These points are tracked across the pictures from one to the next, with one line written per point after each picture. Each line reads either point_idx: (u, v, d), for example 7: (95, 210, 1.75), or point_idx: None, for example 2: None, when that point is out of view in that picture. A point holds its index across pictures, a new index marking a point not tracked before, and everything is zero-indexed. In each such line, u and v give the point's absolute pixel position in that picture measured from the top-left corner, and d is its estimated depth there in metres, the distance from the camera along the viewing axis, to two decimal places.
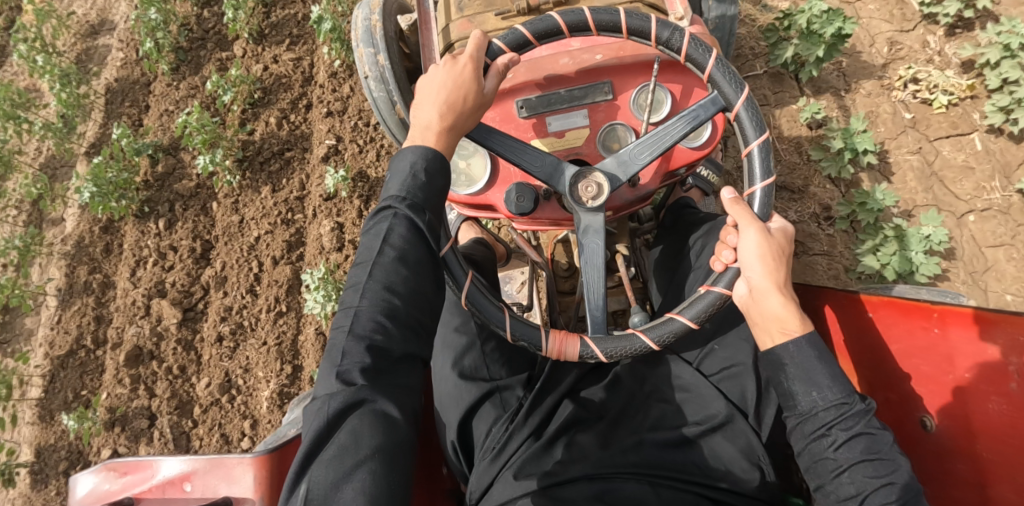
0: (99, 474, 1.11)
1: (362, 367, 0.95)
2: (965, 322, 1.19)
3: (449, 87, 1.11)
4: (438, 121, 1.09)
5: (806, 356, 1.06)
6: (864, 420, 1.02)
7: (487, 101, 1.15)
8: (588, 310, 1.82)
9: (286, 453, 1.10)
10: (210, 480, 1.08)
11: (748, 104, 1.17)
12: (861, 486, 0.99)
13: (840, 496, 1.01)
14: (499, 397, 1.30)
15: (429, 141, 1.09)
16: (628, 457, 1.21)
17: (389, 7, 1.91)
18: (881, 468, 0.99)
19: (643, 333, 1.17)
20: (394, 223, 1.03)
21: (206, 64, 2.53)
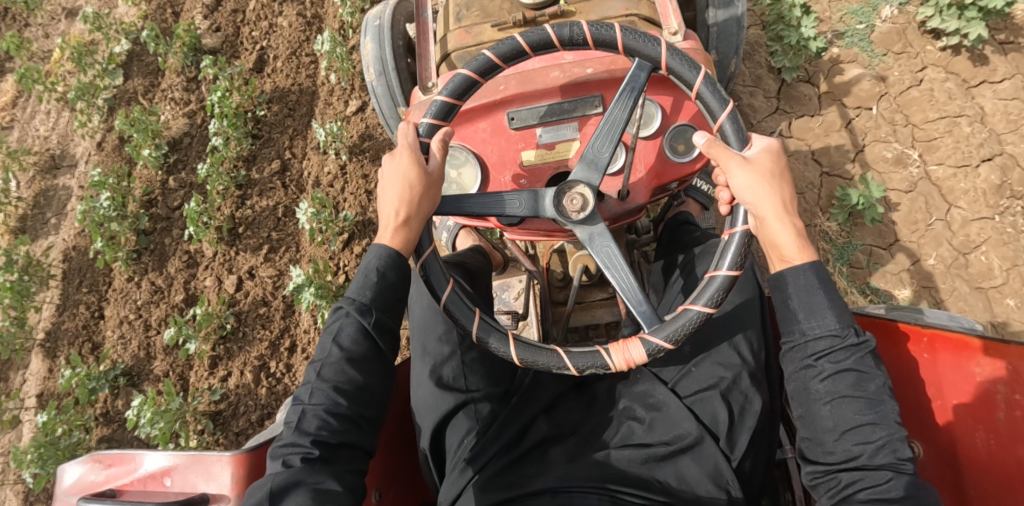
0: (86, 465, 1.14)
1: (304, 452, 1.05)
2: (955, 348, 1.17)
3: (395, 182, 1.18)
4: (394, 218, 1.18)
5: (808, 285, 1.06)
6: (855, 356, 1.02)
7: (437, 181, 1.19)
8: (581, 321, 1.81)
9: (263, 452, 1.12)
10: (189, 476, 1.10)
11: (673, 52, 1.17)
12: (851, 386, 1.01)
13: (834, 398, 1.02)
14: (472, 407, 1.31)
15: (389, 236, 1.19)
16: (595, 472, 1.20)
17: (396, 16, 1.94)
18: (867, 364, 1.02)
19: (652, 336, 1.12)
20: (346, 322, 1.16)
21: (170, 255, 2.46)
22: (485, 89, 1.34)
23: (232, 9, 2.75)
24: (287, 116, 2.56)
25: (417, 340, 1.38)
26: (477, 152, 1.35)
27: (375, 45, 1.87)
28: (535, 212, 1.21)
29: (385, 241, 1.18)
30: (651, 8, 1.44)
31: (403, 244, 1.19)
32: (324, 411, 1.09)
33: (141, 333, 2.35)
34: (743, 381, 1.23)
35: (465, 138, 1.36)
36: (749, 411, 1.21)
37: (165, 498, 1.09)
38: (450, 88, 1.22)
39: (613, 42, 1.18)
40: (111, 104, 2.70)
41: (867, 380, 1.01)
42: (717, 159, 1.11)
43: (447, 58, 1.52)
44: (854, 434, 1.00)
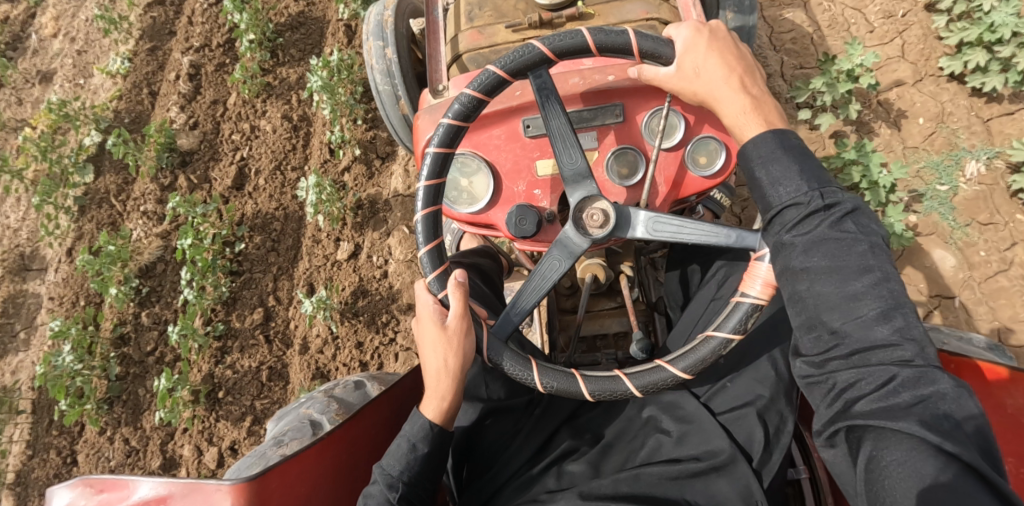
0: (76, 489, 1.08)
1: None
2: (982, 374, 1.15)
3: (432, 353, 1.16)
4: (441, 389, 1.17)
5: (772, 154, 1.02)
6: (830, 221, 0.95)
7: (467, 330, 1.15)
8: (590, 331, 1.76)
9: (267, 482, 1.07)
10: (187, 505, 1.04)
11: (545, 39, 1.12)
12: (846, 314, 0.92)
13: (825, 325, 0.94)
14: (495, 418, 1.29)
15: (431, 409, 1.18)
16: (618, 488, 1.16)
17: (401, 10, 1.87)
18: (869, 283, 0.92)
19: (669, 364, 1.09)
20: (372, 497, 1.12)
21: (145, 406, 2.36)
22: (501, 95, 1.28)
23: (210, 101, 2.68)
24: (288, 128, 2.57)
25: None
26: (490, 161, 1.29)
27: (379, 42, 1.79)
28: None
29: (428, 417, 1.17)
30: (672, 11, 1.38)
31: (447, 413, 1.17)
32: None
33: (121, 455, 2.30)
34: (777, 398, 1.18)
35: (477, 145, 1.30)
36: (783, 431, 1.15)
37: None
38: (431, 167, 1.18)
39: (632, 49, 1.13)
40: (82, 203, 2.67)
41: (869, 302, 0.91)
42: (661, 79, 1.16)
43: (458, 59, 1.44)
44: (855, 369, 0.91)
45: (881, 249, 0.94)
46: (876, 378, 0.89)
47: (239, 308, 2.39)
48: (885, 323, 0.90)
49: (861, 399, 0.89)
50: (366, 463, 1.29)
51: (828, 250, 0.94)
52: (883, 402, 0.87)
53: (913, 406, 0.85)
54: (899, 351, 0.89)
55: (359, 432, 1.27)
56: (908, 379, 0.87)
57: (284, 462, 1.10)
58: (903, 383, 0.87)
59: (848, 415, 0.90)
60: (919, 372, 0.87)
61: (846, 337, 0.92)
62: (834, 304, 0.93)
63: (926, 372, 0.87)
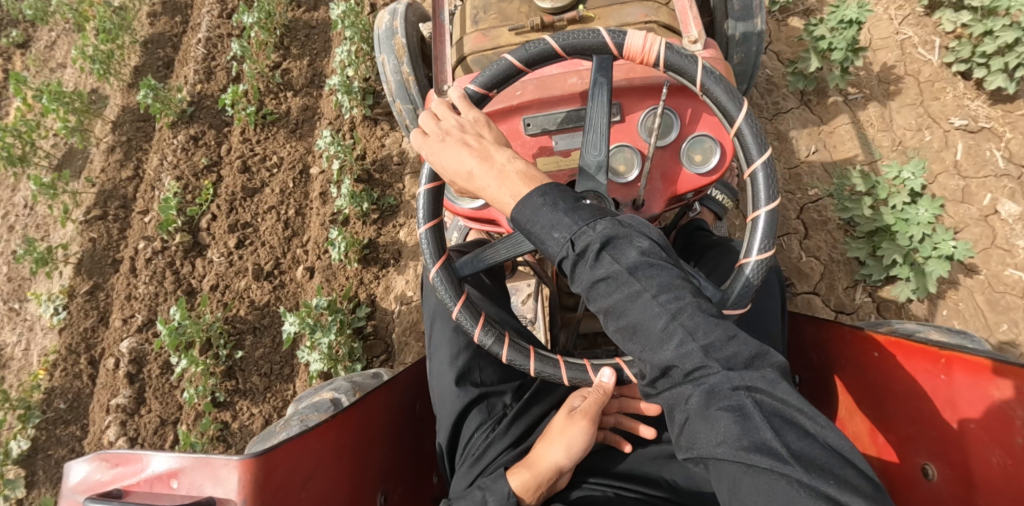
0: (92, 463, 1.14)
1: None
2: (974, 369, 1.14)
3: (558, 445, 1.17)
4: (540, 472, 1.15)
5: (535, 206, 1.00)
6: (602, 262, 0.94)
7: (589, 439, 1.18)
8: (589, 328, 1.79)
9: (272, 458, 1.11)
10: (196, 479, 1.09)
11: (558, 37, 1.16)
12: (654, 346, 0.91)
13: (646, 359, 0.92)
14: (487, 401, 1.31)
15: (518, 480, 1.14)
16: (617, 467, 1.24)
17: (411, 15, 1.94)
18: (648, 300, 0.91)
19: None
20: None
21: None
22: (503, 95, 1.33)
23: (154, 415, 2.20)
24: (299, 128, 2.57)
25: (431, 334, 1.40)
26: None
27: (389, 37, 1.86)
28: None
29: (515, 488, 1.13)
30: (671, 15, 1.43)
31: (534, 488, 1.14)
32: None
33: None
34: None
35: None
36: None
37: (171, 500, 1.09)
38: (432, 248, 1.23)
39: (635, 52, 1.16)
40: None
41: (651, 325, 0.91)
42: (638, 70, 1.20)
43: (463, 61, 1.51)
44: (671, 395, 0.90)
45: (638, 264, 0.93)
46: (683, 402, 0.89)
47: (239, 305, 2.30)
48: (669, 339, 0.90)
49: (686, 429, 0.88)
50: (367, 447, 1.34)
51: (607, 283, 0.94)
52: (699, 425, 0.87)
53: (716, 420, 0.85)
54: (709, 371, 0.87)
55: (362, 415, 1.32)
56: (710, 395, 0.86)
57: (289, 441, 1.15)
58: (708, 401, 0.86)
59: (682, 447, 0.89)
60: (713, 385, 0.86)
61: (648, 365, 0.92)
62: (633, 333, 0.93)
63: (719, 383, 0.86)
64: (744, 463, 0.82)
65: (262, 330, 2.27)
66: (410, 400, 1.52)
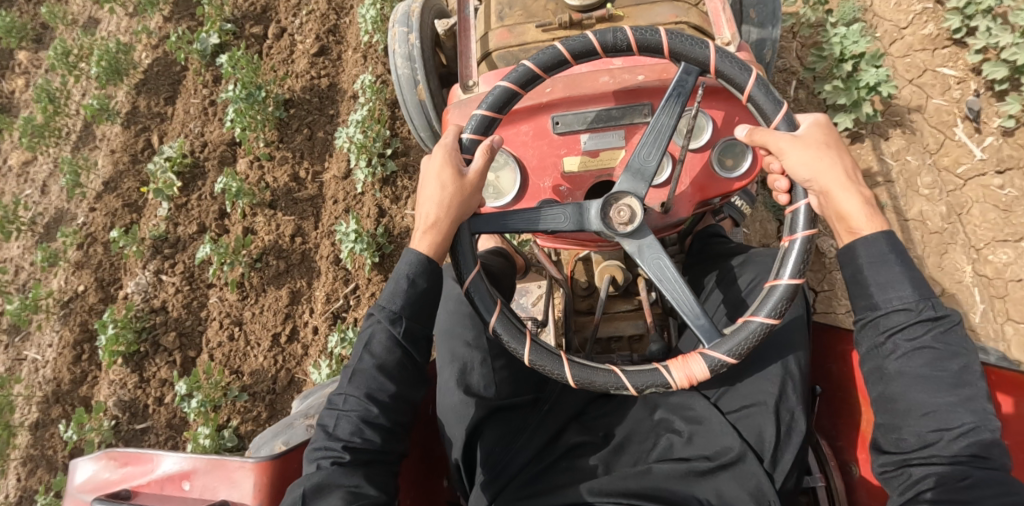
0: (100, 462, 1.09)
1: (335, 452, 1.05)
2: (1009, 385, 1.12)
3: (431, 194, 1.15)
4: (429, 220, 1.16)
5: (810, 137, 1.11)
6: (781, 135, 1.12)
7: (479, 186, 1.16)
8: (604, 333, 1.76)
9: (288, 460, 1.07)
10: (209, 481, 1.05)
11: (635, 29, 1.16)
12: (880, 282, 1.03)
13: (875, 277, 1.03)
14: (503, 416, 1.28)
15: (423, 243, 1.17)
16: (629, 485, 1.18)
17: (428, 11, 1.90)
18: (882, 253, 1.03)
19: (664, 368, 1.11)
20: (377, 329, 1.15)
21: None
22: (531, 92, 1.30)
23: None
24: (307, 116, 2.49)
25: (440, 349, 1.34)
26: (517, 156, 1.31)
27: (405, 28, 1.84)
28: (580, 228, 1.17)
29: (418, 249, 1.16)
30: (701, 16, 1.40)
31: (434, 251, 1.16)
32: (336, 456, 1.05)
33: None
34: (790, 398, 1.19)
35: (506, 140, 1.31)
36: (796, 431, 1.18)
37: (182, 503, 1.04)
38: (493, 100, 1.18)
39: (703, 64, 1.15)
40: None
41: (899, 288, 1.01)
42: (764, 145, 1.12)
43: (486, 57, 1.48)
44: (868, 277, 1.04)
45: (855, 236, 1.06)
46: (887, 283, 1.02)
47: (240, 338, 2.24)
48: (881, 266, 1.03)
49: (886, 364, 1.02)
50: None
51: (877, 267, 1.03)
52: (876, 268, 1.03)
53: (925, 375, 0.98)
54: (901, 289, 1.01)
55: None
56: (931, 342, 0.98)
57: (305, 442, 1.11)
58: (903, 334, 1.00)
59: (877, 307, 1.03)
60: (938, 330, 0.99)
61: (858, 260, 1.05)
62: (871, 292, 1.04)
63: (932, 326, 0.99)
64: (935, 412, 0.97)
65: (273, 330, 2.24)
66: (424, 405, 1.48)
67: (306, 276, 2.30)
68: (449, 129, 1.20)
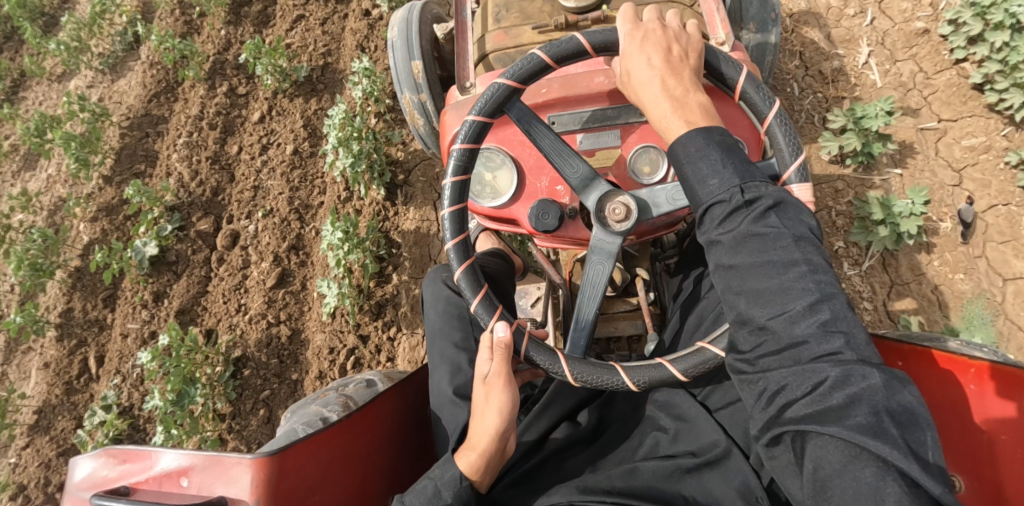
0: (99, 460, 1.10)
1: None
2: (1007, 380, 1.14)
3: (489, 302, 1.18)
4: (481, 440, 1.15)
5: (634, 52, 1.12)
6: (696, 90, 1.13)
7: (507, 374, 1.16)
8: (603, 333, 1.76)
9: (287, 457, 1.07)
10: (207, 478, 1.06)
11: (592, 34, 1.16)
12: (774, 272, 0.90)
13: (751, 257, 0.92)
14: None
15: (465, 462, 1.15)
16: (614, 483, 1.18)
17: (428, 16, 1.93)
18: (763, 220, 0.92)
19: (623, 370, 1.12)
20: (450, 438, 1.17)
21: None
22: (528, 92, 1.31)
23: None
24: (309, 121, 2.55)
25: (430, 349, 1.38)
26: (514, 156, 1.32)
27: (406, 33, 1.86)
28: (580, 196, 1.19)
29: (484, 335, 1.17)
30: (696, 17, 1.42)
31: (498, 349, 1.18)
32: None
33: None
34: None
35: (503, 140, 1.32)
36: None
37: (180, 500, 1.05)
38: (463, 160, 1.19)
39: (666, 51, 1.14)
40: None
41: (791, 297, 0.89)
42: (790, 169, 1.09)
43: (484, 58, 1.49)
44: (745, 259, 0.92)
45: (803, 235, 0.92)
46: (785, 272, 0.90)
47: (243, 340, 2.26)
48: (790, 266, 0.90)
49: (779, 346, 0.89)
50: (378, 454, 1.29)
51: (761, 240, 0.92)
52: (766, 274, 0.91)
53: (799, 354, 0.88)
54: (829, 298, 0.89)
55: (372, 420, 1.27)
56: (750, 229, 0.93)
57: (303, 441, 1.11)
58: (835, 330, 0.87)
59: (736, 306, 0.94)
60: (783, 304, 0.89)
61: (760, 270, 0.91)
62: (738, 271, 0.93)
63: (806, 309, 0.88)
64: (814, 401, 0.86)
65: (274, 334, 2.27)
66: (416, 406, 1.47)
67: (307, 279, 2.34)
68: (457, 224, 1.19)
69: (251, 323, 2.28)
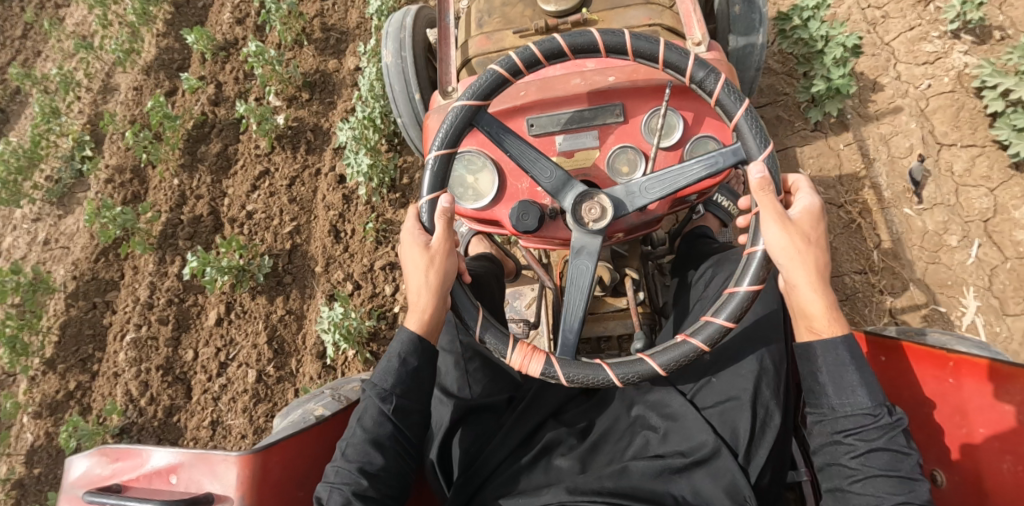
0: (93, 459, 1.14)
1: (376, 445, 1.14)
2: (981, 373, 1.13)
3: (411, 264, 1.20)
4: (419, 304, 1.20)
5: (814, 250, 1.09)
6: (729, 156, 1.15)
7: (450, 248, 1.18)
8: (593, 333, 1.78)
9: (271, 455, 1.11)
10: (195, 475, 1.09)
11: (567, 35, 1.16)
12: (839, 380, 1.05)
13: (831, 376, 1.05)
14: (481, 414, 1.33)
15: (414, 322, 1.20)
16: (603, 483, 1.18)
17: (418, 21, 1.96)
18: (843, 360, 1.05)
19: (607, 367, 1.12)
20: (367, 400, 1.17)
21: None
22: (506, 96, 1.34)
23: None
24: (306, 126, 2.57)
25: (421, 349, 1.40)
26: (495, 158, 1.34)
27: (396, 42, 1.89)
28: (556, 195, 1.20)
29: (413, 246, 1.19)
30: (674, 18, 1.44)
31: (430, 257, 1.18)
32: (349, 491, 1.09)
33: None
34: (764, 392, 1.20)
35: (483, 143, 1.35)
36: (771, 425, 1.18)
37: (170, 496, 1.09)
38: (447, 131, 1.21)
39: (626, 48, 1.15)
40: None
41: (848, 389, 1.04)
42: (761, 204, 1.09)
43: (468, 64, 1.52)
44: (831, 380, 1.05)
45: (852, 363, 1.05)
46: (840, 385, 1.04)
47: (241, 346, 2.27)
48: (848, 388, 1.04)
49: (840, 461, 1.02)
50: None
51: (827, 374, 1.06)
52: (844, 389, 1.04)
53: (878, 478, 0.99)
54: (877, 409, 1.01)
55: None
56: (826, 362, 1.06)
57: (288, 438, 1.14)
58: (860, 435, 1.01)
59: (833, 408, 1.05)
60: (891, 435, 1.00)
61: (827, 392, 1.06)
62: (827, 415, 1.05)
63: (889, 431, 1.00)
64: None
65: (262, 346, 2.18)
66: None
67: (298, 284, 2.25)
68: (410, 211, 1.23)
69: (246, 331, 2.22)
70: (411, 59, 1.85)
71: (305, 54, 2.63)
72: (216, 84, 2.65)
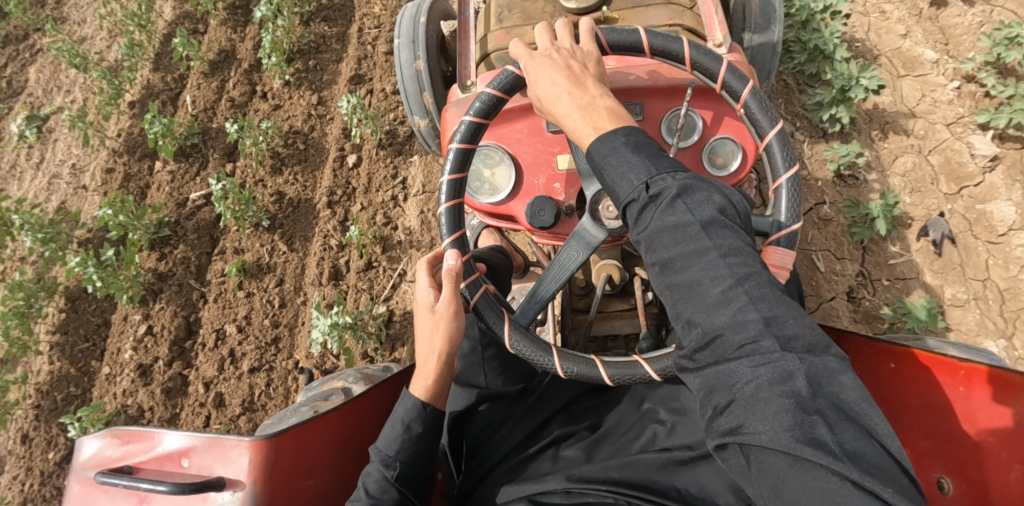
0: (104, 440, 1.13)
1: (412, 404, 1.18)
2: (988, 383, 1.14)
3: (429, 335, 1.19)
4: (434, 354, 1.19)
5: (741, 302, 0.85)
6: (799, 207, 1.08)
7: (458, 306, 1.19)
8: (601, 331, 1.78)
9: (284, 441, 1.10)
10: (207, 459, 1.09)
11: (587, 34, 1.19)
12: (721, 312, 0.85)
13: (715, 314, 0.86)
14: (494, 402, 1.36)
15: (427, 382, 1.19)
16: (608, 473, 1.17)
17: (434, 13, 1.96)
18: (755, 301, 0.85)
19: (646, 363, 1.11)
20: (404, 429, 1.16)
21: None
22: (526, 91, 1.34)
23: None
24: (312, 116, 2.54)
25: None
26: (511, 153, 1.34)
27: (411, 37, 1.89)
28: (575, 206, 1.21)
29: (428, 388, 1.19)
30: (695, 19, 1.44)
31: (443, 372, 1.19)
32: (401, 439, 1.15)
33: None
34: None
35: (500, 137, 1.36)
36: None
37: (181, 480, 1.09)
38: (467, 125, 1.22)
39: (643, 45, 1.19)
40: None
41: (709, 294, 0.87)
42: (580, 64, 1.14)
43: (485, 59, 1.52)
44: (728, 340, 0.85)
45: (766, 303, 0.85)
46: (749, 337, 0.83)
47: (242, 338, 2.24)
48: (725, 305, 0.86)
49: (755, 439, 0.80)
50: (375, 438, 1.31)
51: (671, 235, 0.92)
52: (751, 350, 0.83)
53: (769, 387, 0.80)
54: (796, 362, 0.82)
55: (370, 407, 1.29)
56: (736, 294, 0.85)
57: (301, 425, 1.14)
58: (766, 406, 0.80)
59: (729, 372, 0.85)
60: (744, 292, 0.85)
61: (697, 331, 0.88)
62: (684, 293, 0.90)
63: (809, 400, 0.79)
64: (789, 459, 0.76)
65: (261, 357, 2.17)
66: None
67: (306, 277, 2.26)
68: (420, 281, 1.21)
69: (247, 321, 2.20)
70: (425, 51, 1.85)
71: (314, 50, 2.61)
72: (175, 246, 2.35)
